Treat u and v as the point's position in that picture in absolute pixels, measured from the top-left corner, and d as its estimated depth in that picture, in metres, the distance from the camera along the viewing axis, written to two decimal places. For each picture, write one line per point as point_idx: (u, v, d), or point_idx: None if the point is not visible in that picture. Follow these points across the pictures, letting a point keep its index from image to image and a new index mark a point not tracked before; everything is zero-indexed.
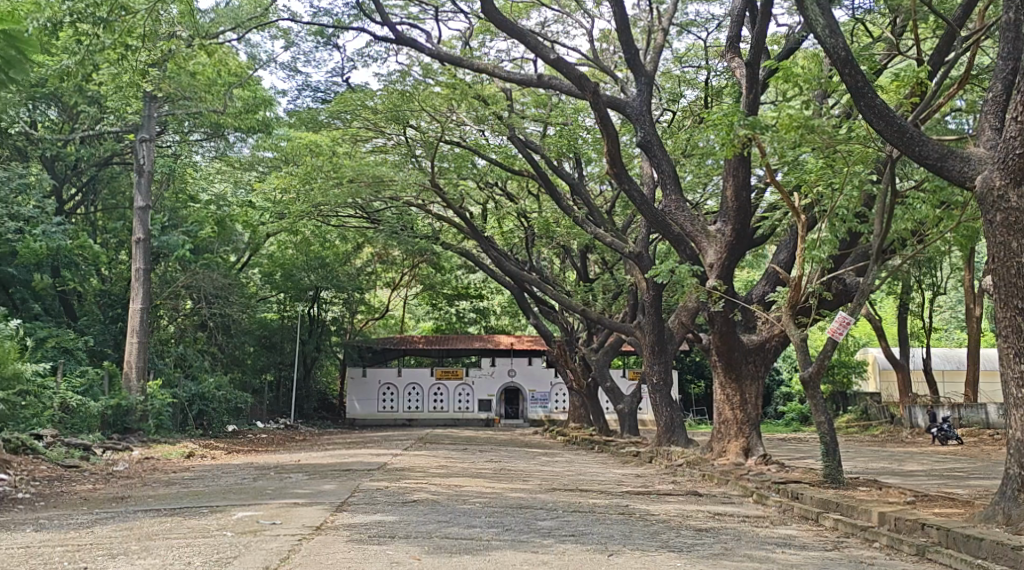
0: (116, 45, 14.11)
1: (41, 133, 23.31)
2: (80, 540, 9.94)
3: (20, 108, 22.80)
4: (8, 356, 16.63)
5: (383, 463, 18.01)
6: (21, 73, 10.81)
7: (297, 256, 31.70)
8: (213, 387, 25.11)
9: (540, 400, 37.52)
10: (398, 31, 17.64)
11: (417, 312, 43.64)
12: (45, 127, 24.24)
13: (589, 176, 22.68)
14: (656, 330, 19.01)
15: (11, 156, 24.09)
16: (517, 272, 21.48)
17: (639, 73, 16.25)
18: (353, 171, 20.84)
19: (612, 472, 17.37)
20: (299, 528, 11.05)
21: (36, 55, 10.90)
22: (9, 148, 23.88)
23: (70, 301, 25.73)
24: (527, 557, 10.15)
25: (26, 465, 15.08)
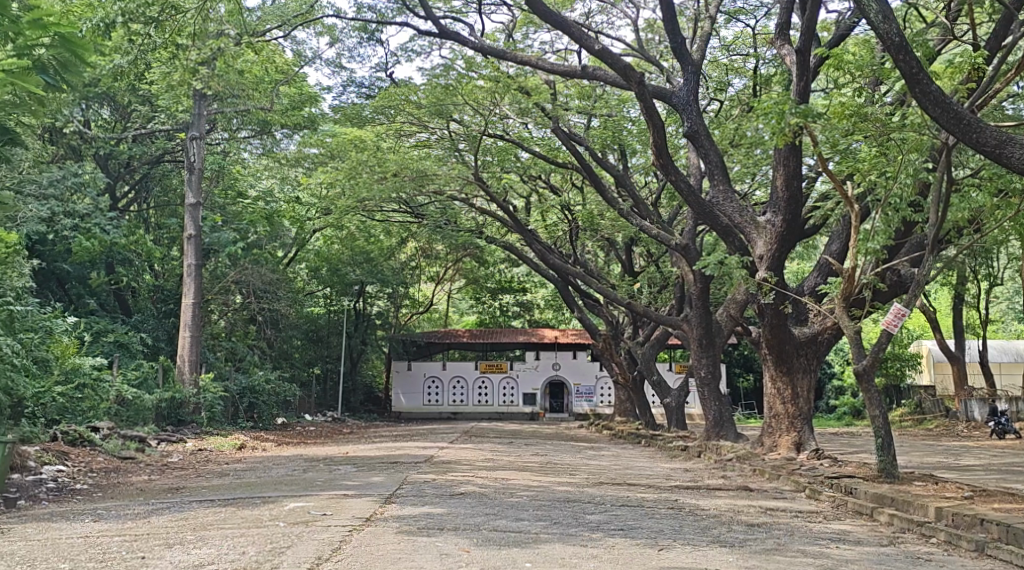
0: (167, 45, 14.38)
1: (94, 132, 23.66)
2: (136, 530, 10.03)
3: (74, 107, 23.13)
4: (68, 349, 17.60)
5: (430, 456, 18.00)
6: (78, 76, 10.96)
7: (343, 251, 31.86)
8: (263, 380, 25.32)
9: (585, 394, 37.06)
10: (442, 24, 17.63)
11: (461, 306, 43.73)
12: (99, 126, 24.63)
13: (634, 168, 22.50)
14: (705, 323, 18.75)
15: (66, 155, 24.46)
16: (561, 265, 21.34)
17: (687, 61, 15.91)
18: (398, 164, 20.81)
19: (661, 466, 17.21)
20: (350, 519, 11.06)
21: (91, 57, 10.91)
22: (63, 147, 24.27)
23: (125, 297, 26.14)
24: (577, 551, 10.08)
25: (84, 457, 15.28)
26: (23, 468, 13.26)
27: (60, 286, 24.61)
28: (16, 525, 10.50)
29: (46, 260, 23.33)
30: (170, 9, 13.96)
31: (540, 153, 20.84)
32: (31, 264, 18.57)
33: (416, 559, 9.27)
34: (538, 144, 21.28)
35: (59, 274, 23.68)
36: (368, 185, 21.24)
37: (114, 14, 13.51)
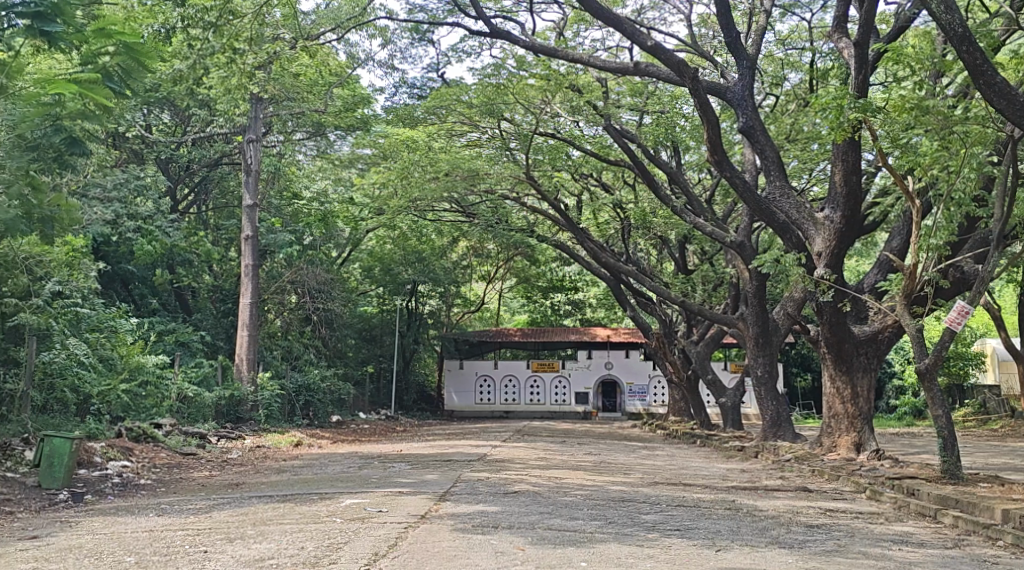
0: (226, 49, 14.49)
1: (155, 136, 24.05)
2: (198, 524, 10.12)
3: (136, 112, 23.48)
4: (132, 348, 17.87)
5: (484, 454, 17.96)
6: (142, 82, 12.24)
7: (395, 251, 32.00)
8: (318, 379, 25.59)
9: (638, 393, 36.91)
10: (493, 24, 17.61)
11: (512, 305, 43.68)
12: (159, 130, 25.01)
13: (687, 164, 22.30)
14: (761, 322, 18.45)
15: (128, 159, 24.87)
16: (613, 264, 21.17)
17: (742, 56, 15.67)
18: (450, 165, 20.86)
19: (717, 467, 17.00)
20: (405, 516, 11.08)
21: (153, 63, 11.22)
22: (125, 151, 24.71)
23: (185, 297, 26.48)
24: (634, 551, 9.98)
25: (147, 452, 15.50)
26: (90, 463, 13.53)
27: (123, 287, 24.76)
28: (83, 518, 10.66)
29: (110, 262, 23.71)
30: (229, 15, 14.07)
31: (590, 151, 20.63)
32: (98, 265, 18.92)
33: (472, 556, 9.23)
34: (590, 142, 20.66)
35: (123, 275, 24.06)
36: (419, 184, 21.26)
37: (174, 20, 13.61)
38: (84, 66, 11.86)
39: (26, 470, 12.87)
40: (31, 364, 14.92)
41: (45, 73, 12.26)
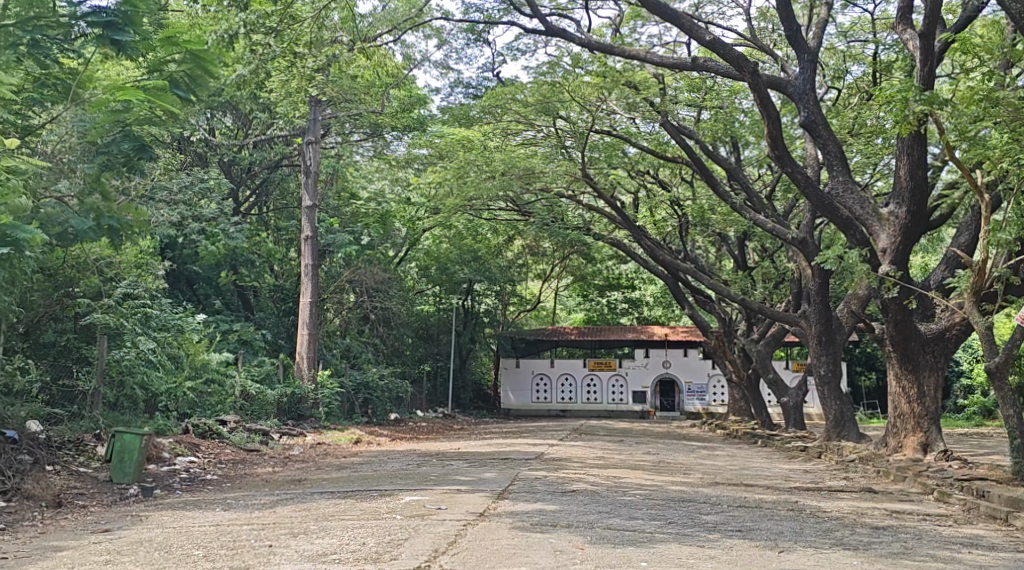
0: (286, 53, 14.64)
1: (218, 140, 24.40)
2: (262, 519, 10.20)
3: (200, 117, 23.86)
4: (197, 347, 18.18)
5: (542, 453, 17.91)
6: (206, 87, 12.69)
7: (451, 249, 32.08)
8: (377, 377, 25.73)
9: (697, 392, 36.46)
10: (549, 23, 17.54)
11: (568, 304, 43.55)
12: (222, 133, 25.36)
13: (747, 160, 22.05)
14: (825, 320, 18.09)
15: (192, 162, 25.28)
16: (672, 262, 20.99)
17: (804, 50, 15.36)
18: (505, 163, 20.77)
19: (778, 467, 16.74)
20: (464, 514, 11.06)
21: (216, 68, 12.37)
22: (190, 154, 25.09)
23: (248, 297, 26.77)
24: (694, 552, 9.85)
25: (212, 449, 15.68)
26: (159, 458, 13.74)
27: (188, 287, 25.24)
28: (152, 513, 10.81)
29: (177, 263, 24.14)
30: (288, 20, 14.37)
31: (648, 148, 20.45)
32: (165, 265, 19.20)
33: (531, 555, 9.17)
34: (646, 139, 20.71)
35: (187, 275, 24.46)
36: (476, 184, 21.18)
37: (238, 26, 13.62)
38: (151, 74, 12.24)
39: (98, 465, 13.11)
40: (103, 362, 15.18)
41: (115, 80, 12.61)
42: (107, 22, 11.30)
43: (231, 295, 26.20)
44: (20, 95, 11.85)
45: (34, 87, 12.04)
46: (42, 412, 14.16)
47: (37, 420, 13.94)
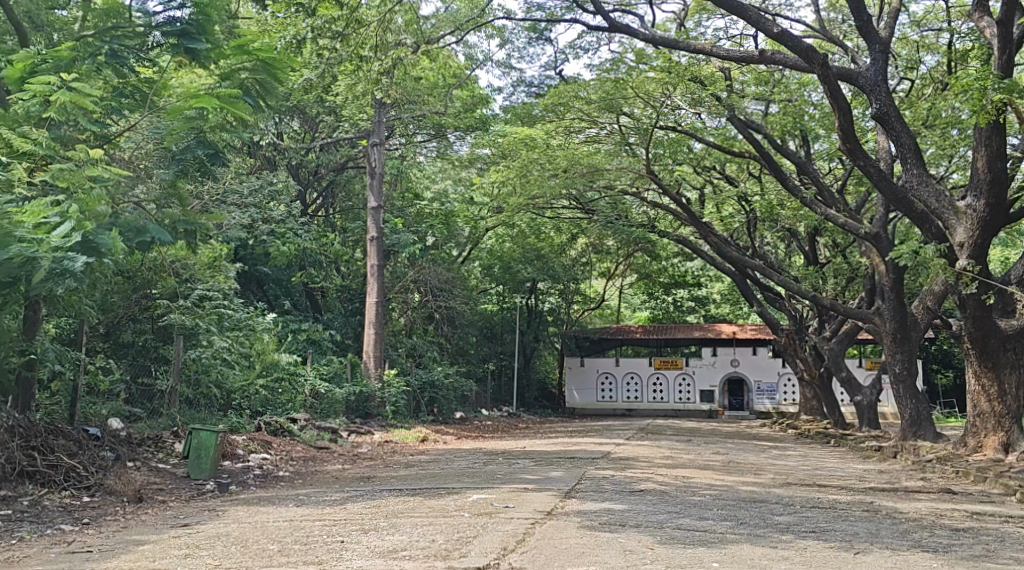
0: (352, 57, 14.73)
1: (287, 144, 24.63)
2: (334, 515, 10.25)
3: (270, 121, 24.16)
4: (268, 348, 18.42)
5: (609, 452, 17.78)
6: (275, 94, 13.58)
7: (515, 249, 32.07)
8: (443, 375, 25.85)
9: (766, 392, 35.91)
10: (612, 19, 17.40)
11: (633, 302, 43.32)
12: (290, 137, 25.67)
13: (817, 154, 21.52)
14: (899, 317, 17.65)
15: (262, 165, 25.63)
16: (740, 259, 20.71)
17: (874, 41, 14.90)
18: (567, 161, 20.56)
19: (851, 467, 16.38)
20: (532, 512, 10.99)
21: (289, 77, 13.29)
22: (260, 158, 25.40)
23: (316, 297, 27.01)
24: (768, 552, 9.65)
25: (284, 446, 15.83)
26: (233, 455, 13.94)
27: (259, 287, 25.56)
28: (229, 508, 10.95)
29: (248, 264, 24.58)
30: (354, 24, 14.42)
31: (713, 142, 20.32)
32: (237, 266, 19.51)
33: (600, 554, 9.06)
34: (713, 134, 20.71)
35: (257, 275, 24.84)
36: (539, 183, 21.04)
37: (305, 31, 13.93)
38: (223, 82, 13.14)
39: (176, 461, 13.30)
40: (179, 361, 15.43)
41: (189, 86, 12.94)
42: (181, 31, 12.62)
43: (299, 295, 26.45)
44: (100, 104, 12.30)
45: (112, 95, 12.82)
46: (121, 409, 14.44)
47: (117, 418, 14.24)
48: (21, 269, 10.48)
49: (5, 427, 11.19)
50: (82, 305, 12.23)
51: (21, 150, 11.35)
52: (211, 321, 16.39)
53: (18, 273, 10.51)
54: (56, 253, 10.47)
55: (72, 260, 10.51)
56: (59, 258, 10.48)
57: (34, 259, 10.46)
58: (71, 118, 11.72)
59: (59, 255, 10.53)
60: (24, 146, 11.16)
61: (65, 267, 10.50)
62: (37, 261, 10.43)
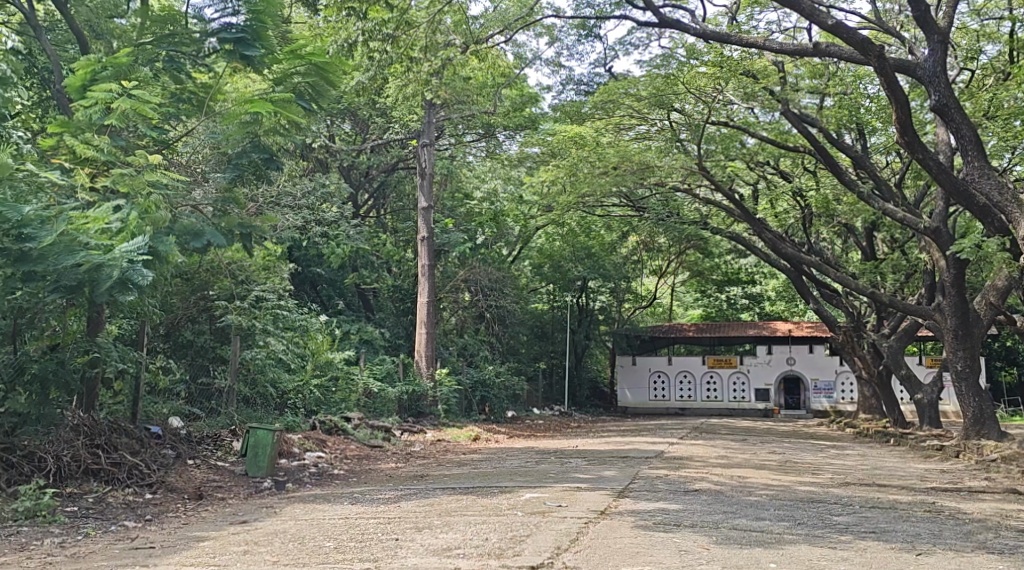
0: (402, 59, 14.74)
1: (339, 146, 24.78)
2: (389, 513, 10.24)
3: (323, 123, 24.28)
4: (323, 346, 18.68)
5: (663, 451, 17.62)
6: (328, 96, 13.67)
7: (565, 247, 32.01)
8: (494, 374, 25.87)
9: (824, 390, 35.23)
10: (662, 15, 17.22)
11: (686, 300, 43.00)
12: (341, 139, 25.87)
13: (873, 147, 21.16)
14: (961, 312, 17.24)
15: (315, 167, 25.84)
16: (795, 254, 20.40)
17: (933, 30, 14.52)
18: (619, 157, 20.32)
19: (913, 467, 16.03)
20: (586, 511, 10.88)
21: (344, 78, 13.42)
22: (313, 161, 25.65)
23: (368, 297, 27.10)
24: (826, 553, 9.45)
25: (338, 444, 15.90)
26: (290, 453, 14.03)
27: (313, 288, 25.81)
28: (285, 505, 11.00)
29: (302, 264, 24.79)
30: (404, 26, 14.44)
31: (767, 137, 20.03)
32: (292, 267, 19.69)
33: (655, 554, 8.93)
34: (766, 129, 20.39)
35: (311, 277, 25.09)
36: (589, 180, 20.80)
37: (357, 34, 13.88)
38: (277, 87, 13.28)
39: (235, 459, 13.41)
40: (237, 361, 15.61)
41: (243, 92, 13.14)
42: (237, 39, 13.05)
43: (352, 295, 26.65)
44: (158, 110, 12.56)
45: (170, 102, 13.22)
46: (180, 408, 14.61)
47: (178, 417, 14.41)
48: (88, 276, 10.62)
49: (70, 427, 11.51)
50: (141, 306, 12.40)
51: (84, 156, 11.69)
52: (268, 321, 16.57)
53: (84, 278, 10.64)
54: (125, 263, 10.53)
55: (138, 272, 10.60)
56: (126, 267, 10.56)
57: (99, 267, 10.59)
58: (132, 123, 11.95)
59: (127, 265, 10.61)
60: (86, 153, 11.51)
61: (131, 278, 10.65)
62: (102, 271, 10.55)
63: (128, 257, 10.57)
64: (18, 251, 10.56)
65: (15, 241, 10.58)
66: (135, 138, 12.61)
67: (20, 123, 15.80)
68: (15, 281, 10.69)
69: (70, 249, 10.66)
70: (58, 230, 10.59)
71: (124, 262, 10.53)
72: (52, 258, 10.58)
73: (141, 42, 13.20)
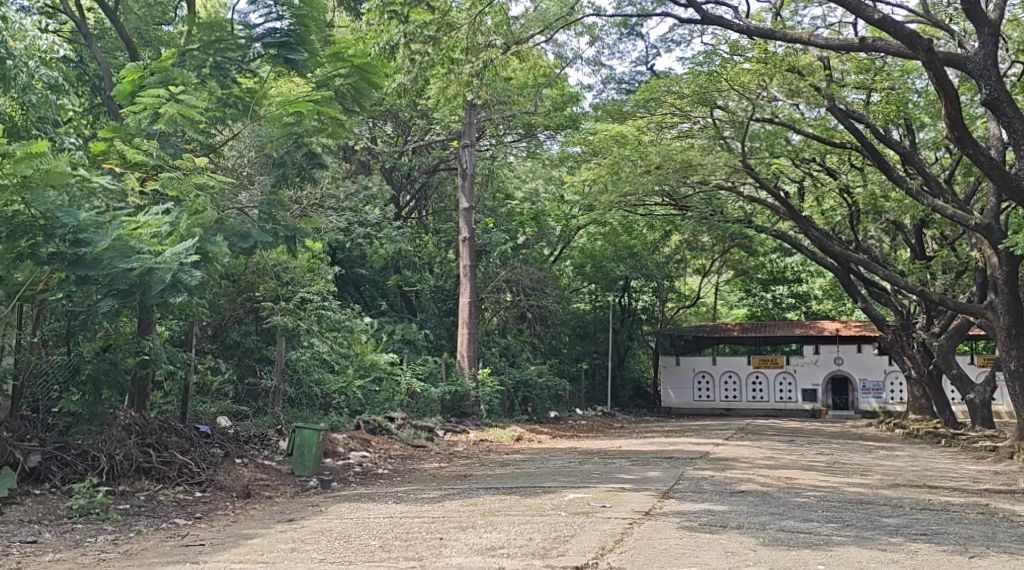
0: (444, 62, 14.73)
1: (382, 147, 24.88)
2: (433, 513, 10.21)
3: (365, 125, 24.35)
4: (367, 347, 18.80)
5: (708, 452, 17.44)
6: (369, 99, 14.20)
7: (607, 247, 31.88)
8: (536, 374, 25.83)
9: (872, 390, 34.71)
10: (705, 11, 17.02)
11: (731, 299, 42.68)
12: (384, 141, 25.97)
13: (922, 142, 20.85)
14: (1014, 310, 16.90)
15: (357, 170, 25.98)
16: (842, 253, 20.10)
17: (982, 22, 14.25)
18: (661, 156, 19.95)
19: (966, 469, 15.72)
20: (630, 512, 10.77)
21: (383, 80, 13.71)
22: (355, 163, 25.82)
23: (410, 298, 27.11)
24: (875, 555, 9.25)
25: (382, 444, 15.92)
26: (334, 453, 14.07)
27: (356, 289, 25.97)
28: (331, 504, 11.01)
29: (346, 266, 24.94)
30: (445, 27, 14.43)
31: (813, 134, 19.76)
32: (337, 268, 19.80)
33: (701, 556, 8.80)
34: (812, 125, 20.12)
35: (355, 277, 25.27)
36: (631, 179, 20.44)
37: (397, 37, 13.97)
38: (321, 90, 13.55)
39: (281, 458, 13.47)
40: (282, 361, 15.72)
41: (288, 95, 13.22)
42: (281, 43, 13.24)
43: (395, 296, 26.76)
44: (206, 114, 12.79)
45: (217, 106, 13.36)
46: (227, 407, 14.73)
47: (225, 416, 14.54)
48: (139, 282, 10.65)
49: (122, 426, 11.63)
50: (189, 306, 12.49)
51: (134, 160, 11.83)
52: (312, 322, 16.66)
53: (136, 283, 10.66)
54: (175, 265, 10.58)
55: (188, 275, 10.62)
56: (176, 269, 10.60)
57: (151, 271, 10.64)
58: (180, 127, 12.12)
59: (178, 267, 10.65)
60: (136, 158, 11.64)
61: (181, 280, 10.61)
62: (153, 273, 10.60)
63: (178, 259, 10.64)
64: (73, 256, 10.65)
65: (72, 246, 10.68)
66: (181, 144, 12.84)
67: (71, 129, 16.05)
68: (71, 285, 10.84)
69: (125, 254, 10.68)
70: (113, 235, 10.66)
71: (174, 263, 10.59)
72: (105, 261, 10.63)
73: (188, 48, 13.19)
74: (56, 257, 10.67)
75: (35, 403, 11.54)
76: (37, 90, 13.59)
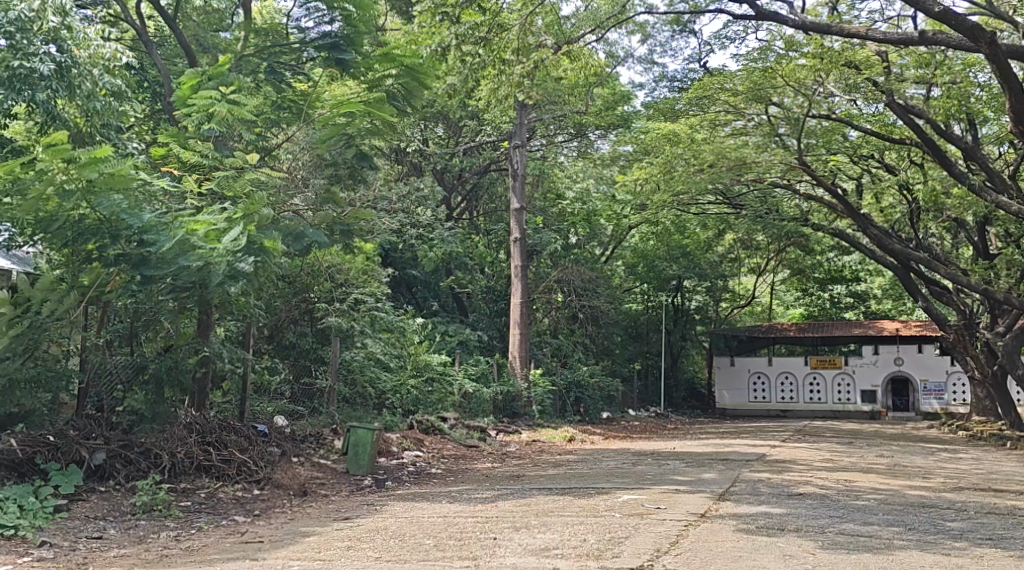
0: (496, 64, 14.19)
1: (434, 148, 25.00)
2: (487, 513, 10.16)
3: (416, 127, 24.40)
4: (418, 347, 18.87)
5: (764, 453, 17.20)
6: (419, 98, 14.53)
7: (659, 246, 31.64)
8: (588, 375, 25.69)
9: (934, 391, 33.93)
10: (759, 7, 16.79)
11: (786, 299, 42.18)
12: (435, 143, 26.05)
13: (985, 138, 20.34)
14: None
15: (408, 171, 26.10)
16: (902, 252, 19.67)
17: None
18: (714, 154, 19.84)
19: None
20: (685, 513, 10.63)
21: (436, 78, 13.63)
22: (406, 164, 25.92)
23: (463, 299, 27.20)
24: (938, 560, 9.01)
25: (435, 444, 15.91)
26: (388, 452, 14.10)
27: (409, 290, 26.12)
28: (386, 503, 11.00)
29: (398, 267, 25.09)
30: (496, 28, 13.91)
31: (870, 129, 19.55)
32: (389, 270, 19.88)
33: (759, 558, 8.65)
34: (870, 121, 19.72)
35: (409, 278, 25.52)
36: (684, 177, 20.44)
37: (449, 39, 13.74)
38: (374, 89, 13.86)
39: (336, 457, 13.52)
40: (336, 361, 15.80)
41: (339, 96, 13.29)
42: (332, 45, 14.08)
43: (447, 297, 26.91)
44: (260, 115, 13.13)
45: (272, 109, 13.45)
46: (283, 406, 14.85)
47: (281, 415, 14.65)
48: (200, 276, 10.97)
49: (182, 425, 11.79)
50: (246, 306, 12.62)
51: (189, 162, 12.05)
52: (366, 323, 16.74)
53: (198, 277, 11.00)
54: (229, 257, 10.77)
55: (243, 263, 10.82)
56: (232, 261, 10.80)
57: (210, 266, 10.89)
58: (234, 129, 12.31)
59: (233, 258, 10.83)
60: (191, 158, 11.82)
61: (239, 269, 10.83)
62: (211, 269, 10.84)
63: (232, 251, 10.76)
64: (139, 256, 10.92)
65: (138, 247, 10.90)
66: (239, 147, 12.94)
67: (133, 133, 16.36)
68: (136, 285, 11.15)
69: (186, 252, 10.93)
70: (174, 235, 10.85)
71: (229, 256, 10.77)
72: (170, 259, 10.91)
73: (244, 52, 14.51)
74: (122, 258, 10.93)
75: (100, 403, 11.57)
76: (101, 96, 13.84)
